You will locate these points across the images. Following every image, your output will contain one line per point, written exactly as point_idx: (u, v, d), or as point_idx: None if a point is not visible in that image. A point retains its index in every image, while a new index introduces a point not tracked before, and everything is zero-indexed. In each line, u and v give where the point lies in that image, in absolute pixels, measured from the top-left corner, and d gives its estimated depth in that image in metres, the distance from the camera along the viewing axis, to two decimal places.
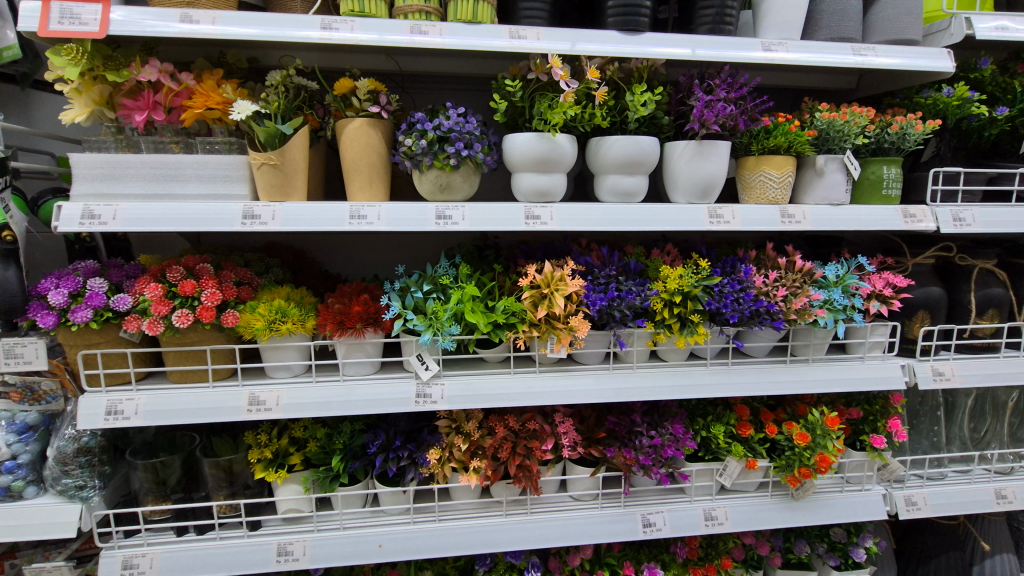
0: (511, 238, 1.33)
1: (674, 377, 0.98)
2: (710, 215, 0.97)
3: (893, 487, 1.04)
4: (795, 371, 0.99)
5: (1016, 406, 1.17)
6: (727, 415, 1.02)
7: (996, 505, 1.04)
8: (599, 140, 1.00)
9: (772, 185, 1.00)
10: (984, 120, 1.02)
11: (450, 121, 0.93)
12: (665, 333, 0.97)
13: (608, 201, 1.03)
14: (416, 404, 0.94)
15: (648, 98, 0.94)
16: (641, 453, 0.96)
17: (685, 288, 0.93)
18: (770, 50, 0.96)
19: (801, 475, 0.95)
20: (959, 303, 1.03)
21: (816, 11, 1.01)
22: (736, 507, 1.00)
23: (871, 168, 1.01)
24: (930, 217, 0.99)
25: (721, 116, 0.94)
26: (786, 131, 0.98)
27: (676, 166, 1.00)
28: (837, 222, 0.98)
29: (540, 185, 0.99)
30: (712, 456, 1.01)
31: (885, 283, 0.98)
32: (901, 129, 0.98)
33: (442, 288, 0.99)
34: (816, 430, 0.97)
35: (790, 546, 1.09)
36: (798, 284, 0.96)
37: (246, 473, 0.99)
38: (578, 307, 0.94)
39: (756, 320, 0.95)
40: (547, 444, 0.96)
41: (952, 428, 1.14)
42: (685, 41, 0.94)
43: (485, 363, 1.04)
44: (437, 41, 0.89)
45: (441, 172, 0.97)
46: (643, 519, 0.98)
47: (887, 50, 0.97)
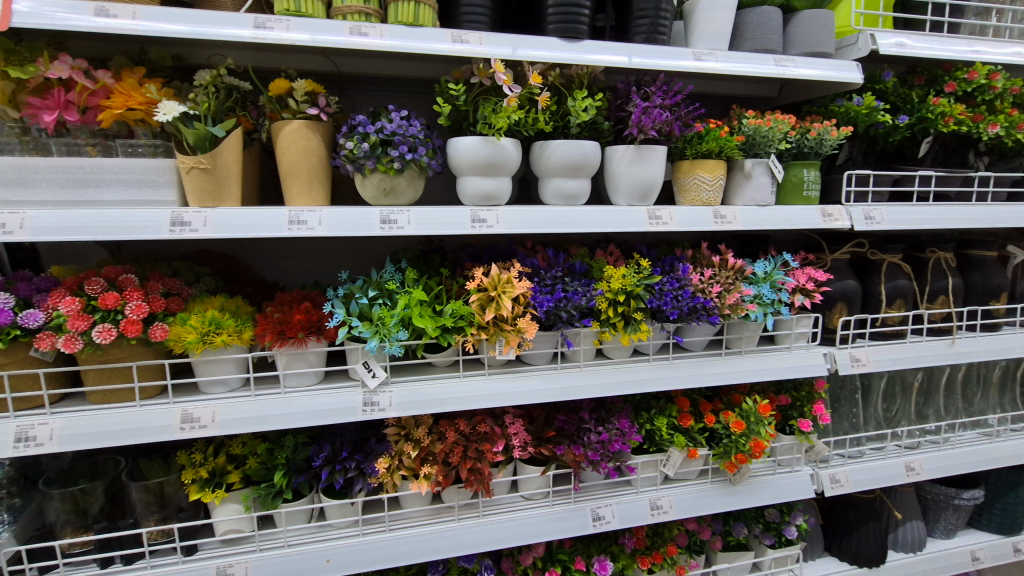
0: (456, 242, 1.32)
1: (619, 373, 1.02)
2: (650, 216, 1.01)
3: (819, 466, 1.12)
4: (730, 363, 1.05)
5: (922, 387, 1.29)
6: (669, 407, 1.06)
7: (907, 477, 1.13)
8: (542, 144, 1.01)
9: (705, 187, 1.05)
10: (889, 127, 1.11)
11: (392, 124, 0.92)
12: (610, 332, 1.00)
13: (553, 204, 1.04)
14: (362, 412, 0.92)
15: (589, 104, 0.97)
16: (589, 450, 0.98)
17: (628, 287, 0.96)
18: (701, 59, 1.00)
19: (738, 461, 1.01)
20: (871, 295, 1.13)
21: (741, 24, 1.08)
22: (679, 495, 1.04)
23: (794, 171, 1.08)
24: (845, 216, 1.07)
25: (657, 122, 0.98)
26: (717, 136, 1.03)
27: (616, 170, 1.03)
28: (763, 222, 1.05)
29: (486, 189, 1.00)
30: (656, 448, 1.05)
31: (807, 278, 1.05)
32: (819, 135, 1.06)
33: (388, 294, 0.98)
34: (750, 417, 1.03)
35: (729, 529, 1.15)
36: (730, 281, 1.01)
37: (179, 495, 0.93)
38: (525, 309, 0.95)
39: (694, 316, 1.00)
40: (497, 446, 0.97)
41: (868, 409, 1.24)
42: (622, 50, 0.98)
43: (434, 368, 1.03)
44: (378, 43, 0.88)
45: (385, 176, 0.96)
46: (593, 513, 1.00)
47: (804, 62, 1.04)
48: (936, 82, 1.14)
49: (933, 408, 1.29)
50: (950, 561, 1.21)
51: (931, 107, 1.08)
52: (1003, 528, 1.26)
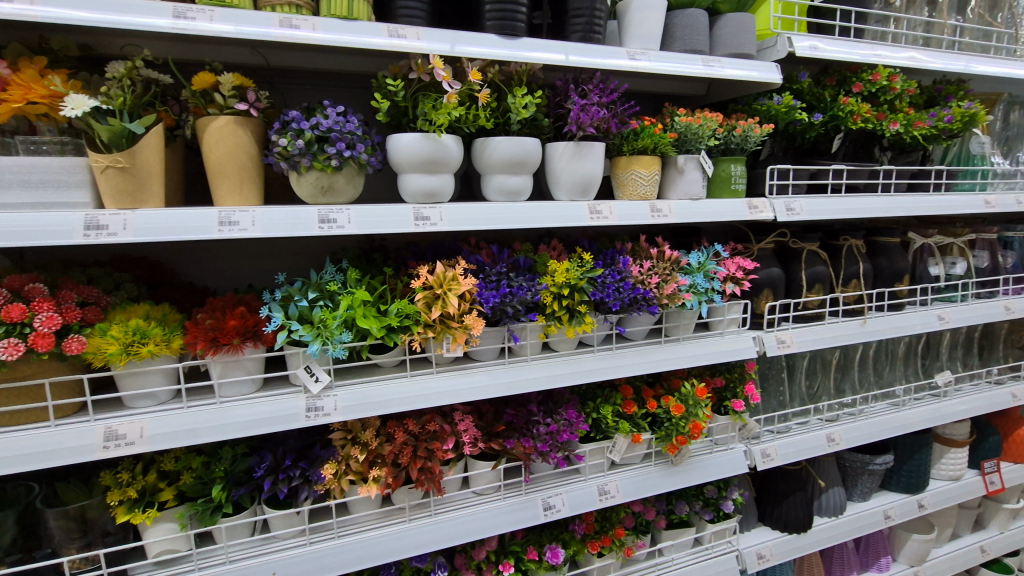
0: (400, 241, 1.30)
1: (565, 365, 1.04)
2: (591, 211, 1.04)
3: (751, 443, 1.20)
4: (669, 350, 1.10)
5: (840, 364, 1.40)
6: (613, 395, 1.10)
7: (828, 448, 1.23)
8: (483, 141, 1.01)
9: (641, 182, 1.09)
10: (805, 125, 1.19)
11: (328, 120, 0.89)
12: (556, 325, 1.02)
13: (496, 200, 1.05)
14: (306, 418, 0.89)
15: (528, 101, 0.98)
16: (538, 441, 1.00)
17: (572, 280, 0.99)
18: (635, 59, 1.04)
19: (678, 443, 1.06)
20: (793, 281, 1.21)
21: (670, 25, 1.12)
22: (625, 479, 1.08)
23: (722, 166, 1.14)
24: (768, 208, 1.14)
25: (595, 119, 1.01)
26: (651, 133, 1.07)
27: (557, 166, 1.05)
28: (696, 215, 1.10)
29: (428, 186, 0.99)
30: (602, 436, 1.08)
31: (737, 267, 1.12)
32: (744, 132, 1.12)
33: (329, 295, 0.95)
34: (688, 400, 1.08)
35: (672, 508, 1.20)
36: (667, 272, 1.06)
37: (104, 518, 0.87)
38: (471, 305, 0.96)
39: (635, 307, 1.04)
40: (447, 444, 0.97)
41: (794, 387, 1.34)
42: (558, 48, 1.00)
43: (380, 369, 1.02)
44: (310, 36, 0.85)
45: (322, 173, 0.93)
46: (544, 503, 1.02)
47: (730, 63, 1.10)
48: (845, 82, 1.23)
49: (849, 382, 1.40)
50: (867, 521, 1.33)
51: (841, 106, 1.17)
52: (909, 487, 1.40)
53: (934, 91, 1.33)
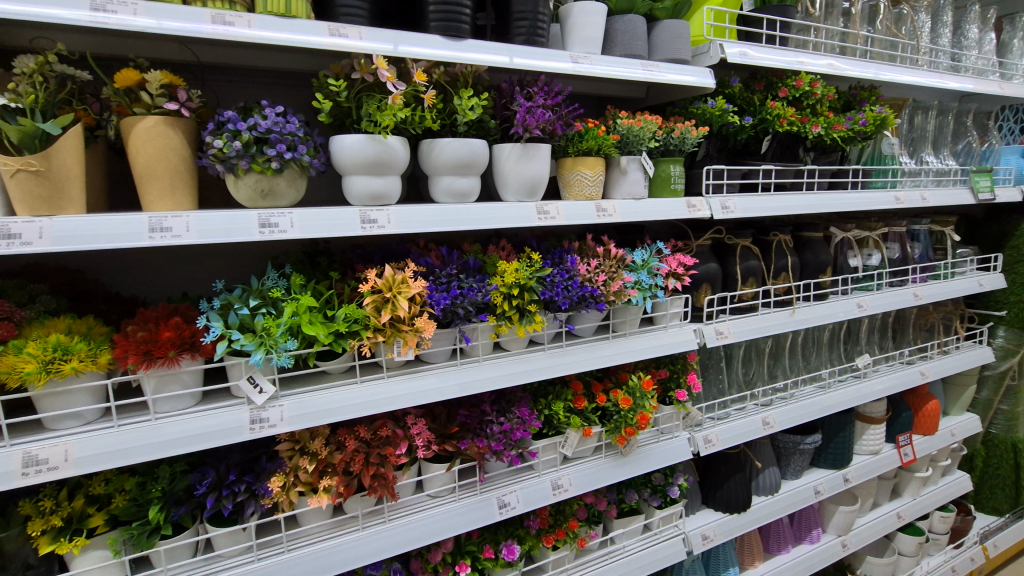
0: (344, 244, 1.27)
1: (516, 364, 1.05)
2: (538, 212, 1.06)
3: (694, 430, 1.26)
4: (616, 345, 1.14)
5: (772, 351, 1.50)
6: (564, 391, 1.12)
7: (763, 430, 1.31)
8: (430, 142, 1.01)
9: (587, 183, 1.12)
10: (737, 127, 1.26)
11: (267, 121, 0.87)
12: (506, 325, 1.03)
13: (444, 201, 1.05)
14: (251, 431, 0.86)
15: (474, 102, 0.99)
16: (492, 440, 1.02)
17: (522, 280, 1.00)
18: (577, 62, 1.07)
19: (627, 434, 1.09)
20: (729, 274, 1.29)
21: (611, 30, 1.15)
22: (577, 472, 1.11)
23: (662, 167, 1.18)
24: (705, 206, 1.20)
25: (541, 121, 1.02)
26: (595, 136, 1.10)
27: (504, 166, 1.06)
28: (638, 214, 1.14)
29: (373, 188, 0.97)
30: (554, 431, 1.11)
31: (678, 263, 1.17)
32: (681, 134, 1.17)
33: (272, 302, 0.93)
34: (636, 393, 1.12)
35: (622, 497, 1.24)
36: (613, 270, 1.09)
37: (25, 550, 0.82)
38: (422, 308, 0.96)
39: (583, 304, 1.06)
40: (400, 449, 0.97)
41: (731, 374, 1.42)
42: (503, 50, 1.01)
43: (328, 376, 1.00)
44: (246, 34, 0.82)
45: (261, 176, 0.90)
46: (498, 501, 1.04)
47: (667, 67, 1.15)
48: (772, 87, 1.31)
49: (780, 368, 1.50)
50: (800, 497, 1.43)
51: (769, 109, 1.24)
52: (836, 463, 1.51)
53: (849, 96, 1.41)
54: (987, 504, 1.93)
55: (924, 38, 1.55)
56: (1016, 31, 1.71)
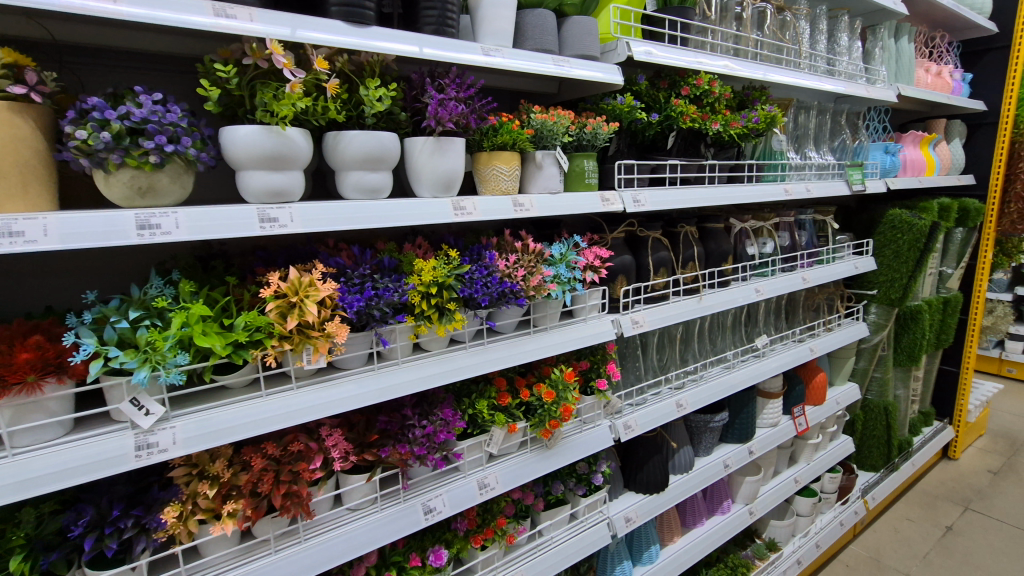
0: (243, 246, 1.17)
1: (437, 365, 1.02)
2: (454, 207, 1.03)
3: (615, 418, 1.30)
4: (538, 340, 1.14)
5: (683, 337, 1.58)
6: (488, 389, 1.11)
7: (677, 413, 1.38)
8: (335, 135, 0.95)
9: (503, 178, 1.10)
10: (645, 124, 1.30)
11: (142, 110, 0.76)
12: (425, 325, 1.00)
13: (353, 197, 0.99)
14: (137, 459, 0.77)
15: (382, 94, 0.94)
16: (414, 445, 0.98)
17: (439, 279, 0.98)
18: (489, 55, 1.04)
19: (551, 427, 1.11)
20: (642, 265, 1.34)
21: (521, 24, 1.14)
22: (503, 469, 1.11)
23: (576, 161, 1.19)
24: (618, 200, 1.22)
25: (454, 115, 0.99)
26: (509, 130, 1.08)
27: (417, 162, 1.02)
28: (555, 208, 1.14)
29: (272, 184, 0.89)
30: (479, 430, 1.10)
31: (595, 256, 1.19)
32: (593, 129, 1.18)
33: (157, 313, 0.84)
34: (558, 385, 1.14)
35: (548, 489, 1.26)
36: (533, 264, 1.09)
37: None
38: (333, 311, 0.90)
39: (504, 300, 1.05)
40: (315, 463, 0.91)
41: (647, 360, 1.49)
42: (412, 39, 0.97)
43: (228, 391, 0.91)
44: (111, 9, 0.71)
45: (138, 172, 0.79)
46: (424, 507, 1.01)
47: (579, 63, 1.15)
48: (675, 86, 1.35)
49: (690, 352, 1.60)
50: (711, 472, 1.52)
51: (673, 107, 1.30)
52: (742, 437, 1.63)
53: (743, 96, 1.50)
54: (866, 462, 2.19)
55: (805, 43, 1.69)
56: (877, 40, 1.93)
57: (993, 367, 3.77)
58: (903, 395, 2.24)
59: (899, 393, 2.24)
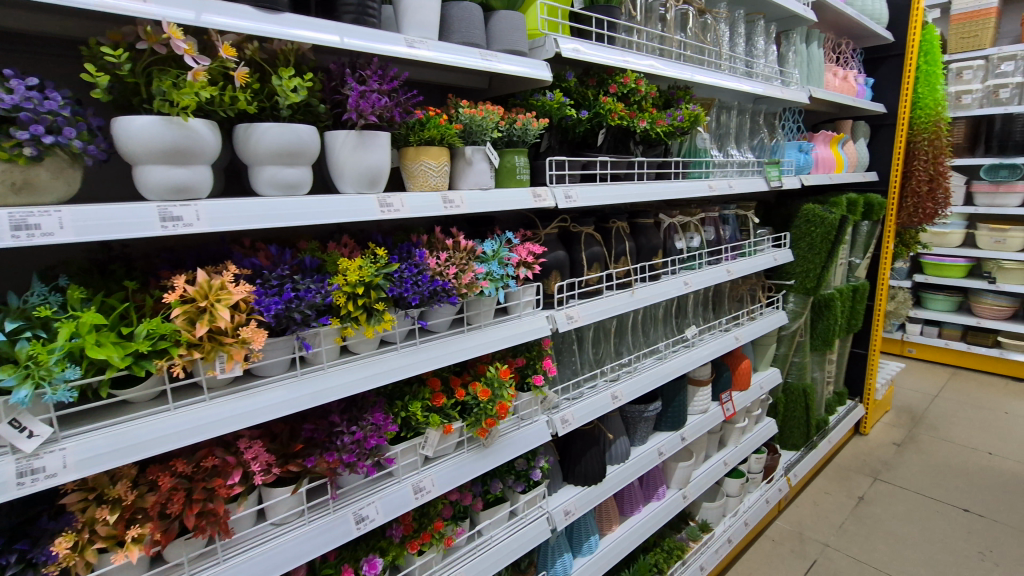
0: (146, 247, 1.07)
1: (366, 368, 0.99)
2: (380, 204, 0.98)
3: (552, 413, 1.31)
4: (472, 338, 1.12)
5: (617, 330, 1.62)
6: (421, 391, 1.09)
7: (613, 404, 1.40)
8: (246, 127, 0.89)
9: (431, 174, 1.07)
10: (574, 120, 1.31)
11: (13, 96, 0.68)
12: (352, 327, 0.95)
13: (269, 193, 0.93)
14: (18, 487, 0.68)
15: (297, 84, 0.89)
16: (343, 453, 0.94)
17: (366, 278, 0.93)
18: (413, 47, 1.01)
19: (488, 426, 1.10)
20: (576, 260, 1.36)
21: (447, 16, 1.11)
22: (439, 471, 1.08)
23: (507, 157, 1.18)
24: (550, 196, 1.22)
25: (376, 107, 0.95)
26: (436, 124, 1.06)
27: (339, 156, 0.97)
28: (486, 204, 1.12)
29: (174, 179, 0.82)
30: (413, 433, 1.07)
31: (527, 252, 1.19)
32: (523, 125, 1.18)
33: (41, 324, 0.75)
34: (494, 383, 1.13)
35: (487, 488, 1.25)
36: (464, 261, 1.07)
37: None
38: (248, 316, 0.85)
39: (435, 299, 1.02)
40: (233, 478, 0.85)
41: (583, 354, 1.51)
42: (331, 28, 0.92)
43: (130, 406, 0.83)
44: None
45: (10, 166, 0.70)
46: (355, 516, 0.97)
47: (507, 58, 1.14)
48: (603, 84, 1.38)
49: (625, 345, 1.64)
50: (647, 460, 1.57)
51: (602, 104, 1.31)
52: (675, 425, 1.70)
53: (668, 95, 1.54)
54: (789, 442, 2.33)
55: (725, 46, 1.77)
56: (790, 45, 2.05)
57: (896, 348, 4.15)
58: (819, 377, 2.41)
59: (816, 375, 2.41)
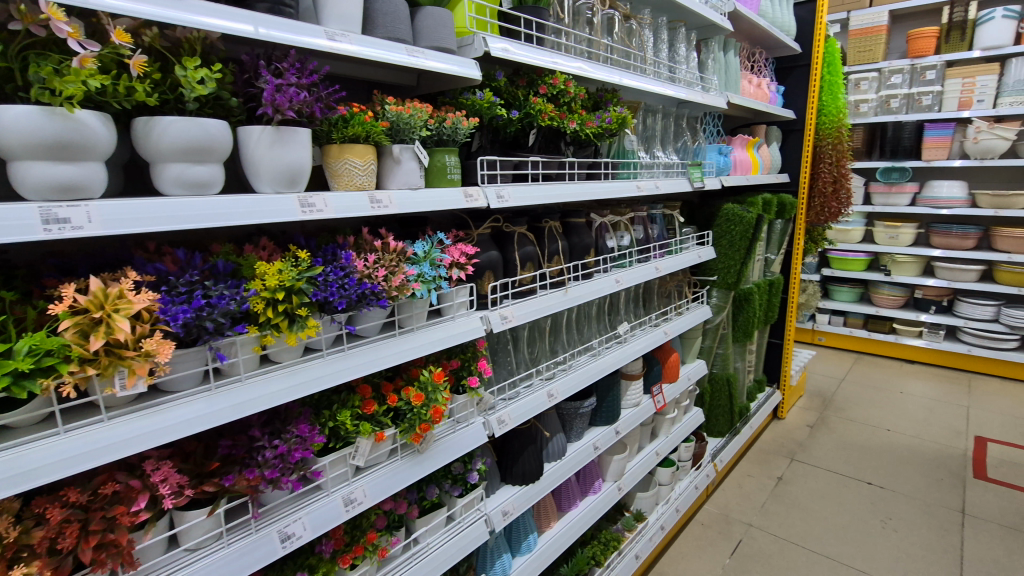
0: (28, 253, 0.96)
1: (289, 377, 0.93)
2: (302, 204, 0.93)
3: (488, 414, 1.30)
4: (404, 342, 1.09)
5: (552, 329, 1.64)
6: (350, 398, 1.05)
7: (548, 402, 1.42)
8: (146, 121, 0.82)
9: (357, 172, 1.04)
10: (505, 120, 1.31)
11: None
12: (272, 334, 0.90)
13: (174, 193, 0.85)
14: None
15: (205, 75, 0.83)
16: (265, 469, 0.89)
17: (287, 283, 0.88)
18: (334, 40, 0.97)
19: (422, 431, 1.07)
20: (509, 260, 1.36)
21: (371, 10, 1.07)
22: (372, 481, 1.05)
23: (437, 156, 1.16)
24: (482, 196, 1.21)
25: (295, 102, 0.90)
26: (361, 121, 1.02)
27: (254, 154, 0.92)
28: (416, 204, 1.10)
29: (59, 177, 0.73)
30: (342, 443, 1.03)
31: (460, 253, 1.17)
32: (453, 124, 1.16)
33: None
34: (427, 387, 1.11)
35: (422, 495, 1.22)
36: (394, 263, 1.04)
37: None
38: (152, 327, 0.78)
39: (363, 302, 0.98)
40: (138, 504, 0.78)
41: (518, 354, 1.52)
42: (243, 17, 0.85)
43: (10, 431, 0.74)
44: None
45: None
46: (280, 535, 0.92)
47: (434, 55, 1.12)
48: (533, 84, 1.39)
49: (559, 343, 1.67)
50: (584, 455, 1.61)
51: (532, 105, 1.32)
52: (609, 419, 1.75)
53: (597, 97, 1.58)
54: (715, 429, 2.46)
55: (649, 51, 1.84)
56: (709, 53, 2.17)
57: (807, 336, 4.51)
58: (740, 366, 2.57)
59: (737, 365, 2.56)
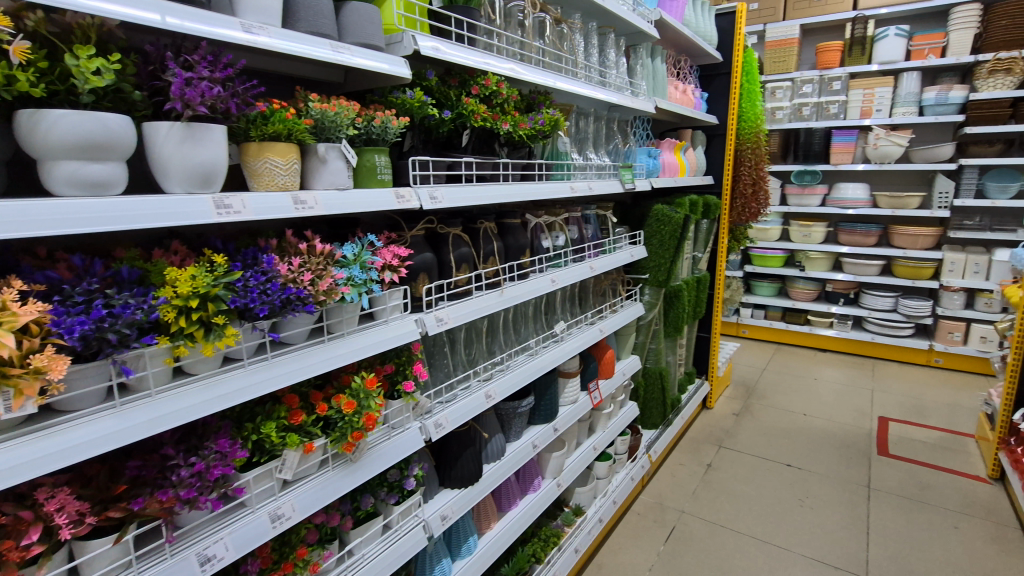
0: None
1: (207, 390, 0.88)
2: (217, 205, 0.88)
3: (424, 418, 1.29)
4: (333, 348, 1.06)
5: (489, 330, 1.65)
6: (275, 410, 1.01)
7: (486, 403, 1.42)
8: (31, 114, 0.74)
9: (278, 172, 0.99)
10: (437, 120, 1.29)
11: None
12: (186, 345, 0.84)
13: (68, 194, 0.77)
14: None
15: (101, 66, 0.76)
16: (180, 489, 0.83)
17: (201, 290, 0.83)
18: (251, 32, 0.91)
19: (354, 439, 1.04)
20: (444, 261, 1.35)
21: (292, 2, 1.03)
22: (301, 495, 1.00)
23: (365, 156, 1.13)
24: (414, 196, 1.19)
25: (207, 97, 0.85)
26: (283, 118, 0.98)
27: (161, 152, 0.85)
28: (344, 205, 1.06)
29: None
30: (267, 456, 0.98)
31: (392, 255, 1.15)
32: (382, 123, 1.13)
33: None
34: (359, 394, 1.08)
35: (357, 505, 1.19)
36: (321, 267, 1.00)
37: None
38: (43, 341, 0.71)
39: (288, 308, 0.95)
40: (29, 537, 0.71)
41: (455, 356, 1.51)
42: (148, 4, 0.79)
43: None
44: None
45: None
46: (199, 557, 0.86)
47: (360, 52, 1.09)
48: (465, 84, 1.38)
49: (497, 343, 1.68)
50: (523, 454, 1.63)
51: (464, 105, 1.31)
52: (548, 416, 1.78)
53: (530, 99, 1.60)
54: (649, 421, 2.56)
55: (580, 55, 1.88)
56: (638, 59, 2.25)
57: (733, 329, 4.79)
58: (672, 360, 2.70)
59: (669, 359, 2.69)
